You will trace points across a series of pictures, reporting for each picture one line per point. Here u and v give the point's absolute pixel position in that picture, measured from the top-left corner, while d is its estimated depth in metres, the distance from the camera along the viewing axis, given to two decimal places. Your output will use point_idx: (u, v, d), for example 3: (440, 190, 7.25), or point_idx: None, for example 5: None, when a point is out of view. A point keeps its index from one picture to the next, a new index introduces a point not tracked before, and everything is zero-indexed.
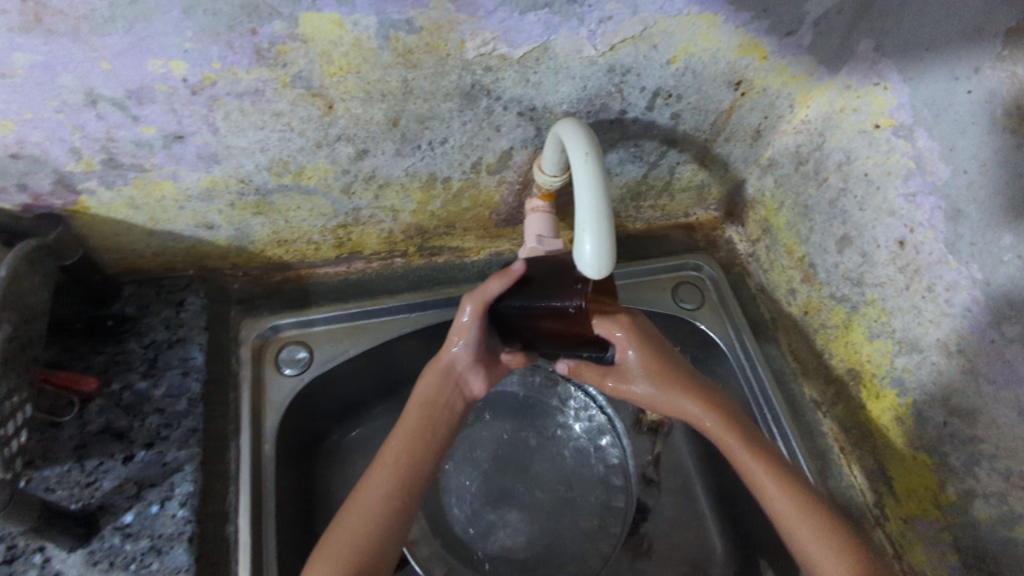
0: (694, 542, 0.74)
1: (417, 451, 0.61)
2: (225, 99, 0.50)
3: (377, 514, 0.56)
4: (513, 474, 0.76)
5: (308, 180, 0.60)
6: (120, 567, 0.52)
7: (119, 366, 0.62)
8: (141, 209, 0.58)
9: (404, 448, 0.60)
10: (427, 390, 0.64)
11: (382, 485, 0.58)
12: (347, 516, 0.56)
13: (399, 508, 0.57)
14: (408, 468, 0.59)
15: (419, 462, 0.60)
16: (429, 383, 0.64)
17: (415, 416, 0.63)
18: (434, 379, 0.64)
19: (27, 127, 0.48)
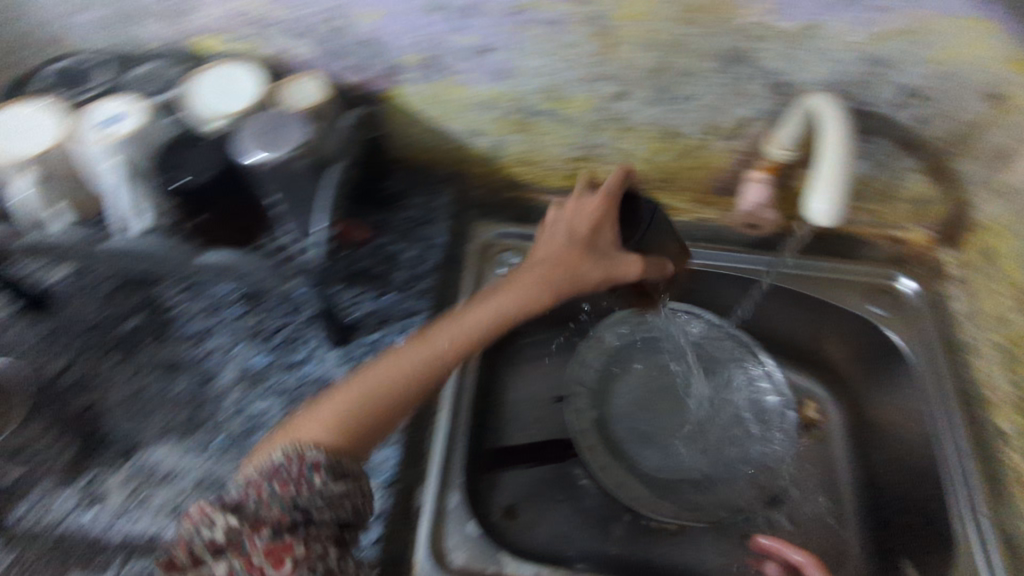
0: (835, 537, 0.77)
1: (466, 339, 0.53)
2: (534, 25, 0.61)
3: (387, 388, 0.50)
4: (676, 418, 0.77)
5: (569, 109, 0.70)
6: (359, 372, 0.64)
7: (383, 228, 0.76)
8: (434, 107, 0.72)
9: (478, 317, 0.54)
10: (535, 298, 0.57)
11: (418, 348, 0.52)
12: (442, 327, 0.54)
13: (442, 373, 0.52)
14: (479, 327, 0.54)
15: (476, 334, 0.54)
16: (532, 283, 0.57)
17: (506, 289, 0.57)
18: (539, 279, 0.57)
19: (390, 19, 0.62)
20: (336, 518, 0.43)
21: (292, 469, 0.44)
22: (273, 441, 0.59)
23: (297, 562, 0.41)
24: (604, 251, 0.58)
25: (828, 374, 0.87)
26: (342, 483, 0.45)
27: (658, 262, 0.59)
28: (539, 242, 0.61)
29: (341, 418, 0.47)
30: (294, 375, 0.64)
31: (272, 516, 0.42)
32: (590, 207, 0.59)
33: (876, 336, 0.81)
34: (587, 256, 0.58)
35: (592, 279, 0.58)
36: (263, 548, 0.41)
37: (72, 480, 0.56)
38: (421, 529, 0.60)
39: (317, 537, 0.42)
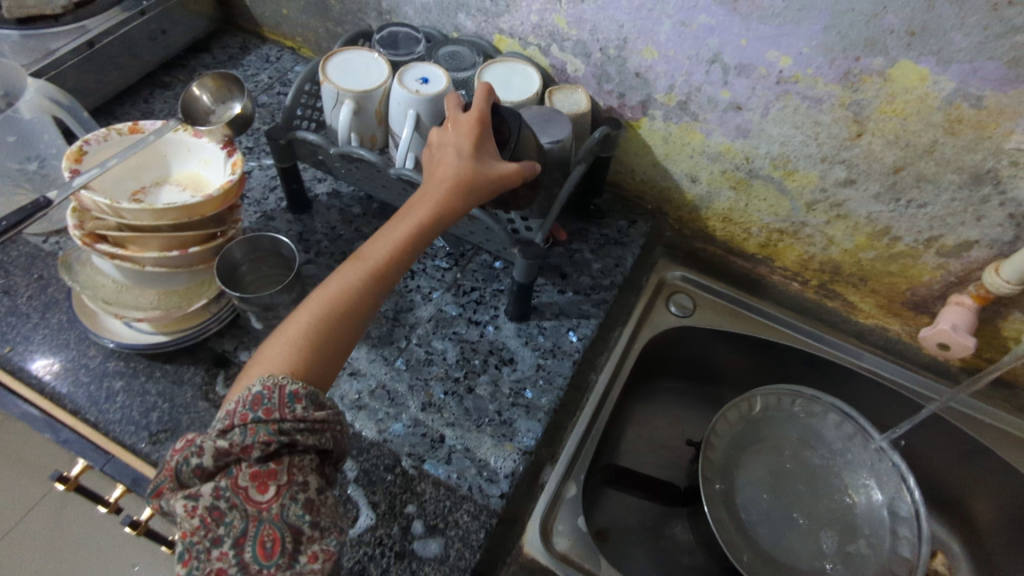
0: None
1: (399, 244, 0.51)
2: (793, 96, 0.66)
3: (337, 309, 0.48)
4: (788, 496, 0.75)
5: (792, 182, 0.73)
6: (531, 347, 0.71)
7: (580, 237, 0.83)
8: (666, 144, 0.78)
9: (383, 241, 0.51)
10: (422, 212, 0.52)
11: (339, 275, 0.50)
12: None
13: (373, 293, 0.50)
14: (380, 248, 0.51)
15: (407, 251, 0.52)
16: (431, 193, 0.53)
17: (402, 212, 0.53)
18: (431, 197, 0.53)
19: (662, 60, 0.70)
20: (316, 445, 0.44)
21: (273, 396, 0.43)
22: (443, 381, 0.67)
23: (280, 488, 0.42)
24: (472, 162, 0.55)
25: (965, 529, 0.80)
26: (320, 413, 0.45)
27: (514, 168, 0.56)
28: (428, 163, 0.57)
29: (305, 337, 0.47)
30: (473, 331, 0.72)
31: (258, 442, 0.42)
32: (455, 129, 0.57)
33: None
34: (463, 169, 0.54)
35: (472, 181, 0.54)
36: (250, 471, 0.42)
37: None
38: (541, 501, 0.65)
39: (299, 469, 0.43)
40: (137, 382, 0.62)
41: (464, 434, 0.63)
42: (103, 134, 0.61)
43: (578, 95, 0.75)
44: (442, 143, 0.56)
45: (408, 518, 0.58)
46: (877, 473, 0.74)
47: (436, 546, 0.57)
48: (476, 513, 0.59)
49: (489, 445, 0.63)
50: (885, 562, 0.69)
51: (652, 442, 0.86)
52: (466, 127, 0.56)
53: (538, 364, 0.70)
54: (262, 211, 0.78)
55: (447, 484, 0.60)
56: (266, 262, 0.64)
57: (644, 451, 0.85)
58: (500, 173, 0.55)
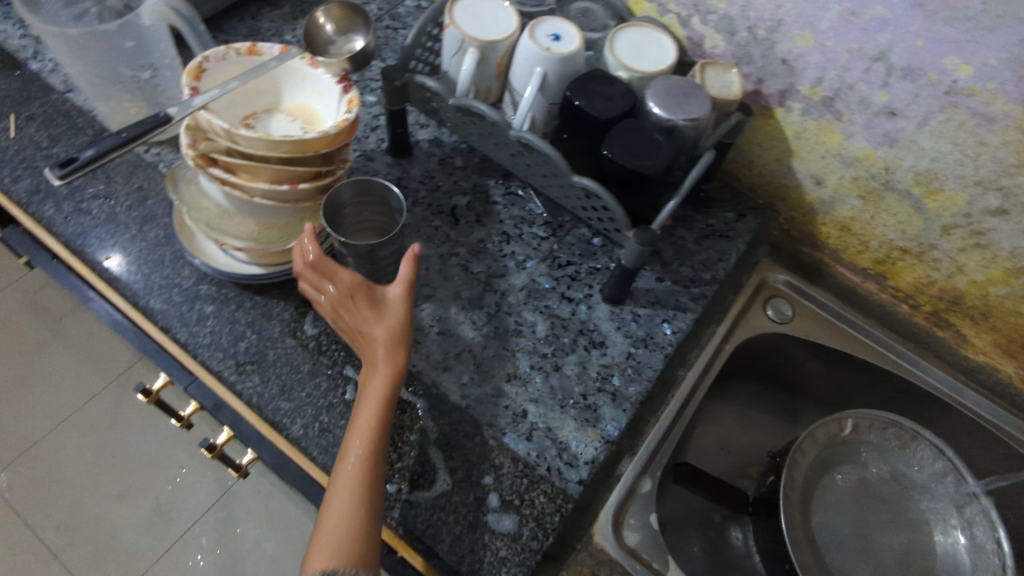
0: None
1: (361, 454, 0.50)
2: (960, 110, 0.60)
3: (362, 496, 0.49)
4: (862, 524, 0.72)
5: (932, 202, 0.68)
6: (623, 333, 0.68)
7: (685, 223, 0.79)
8: (799, 140, 0.73)
9: (340, 480, 0.50)
10: (377, 387, 0.53)
11: (328, 513, 0.48)
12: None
13: (382, 431, 0.51)
14: (347, 470, 0.50)
15: (373, 435, 0.51)
16: (375, 393, 0.52)
17: (344, 449, 0.51)
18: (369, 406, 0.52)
19: (816, 49, 0.65)
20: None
21: None
22: (531, 355, 0.65)
23: None
24: (386, 341, 0.54)
25: None
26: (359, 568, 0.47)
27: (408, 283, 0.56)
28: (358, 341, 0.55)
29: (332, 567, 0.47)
30: (564, 307, 0.69)
31: None
32: (351, 301, 0.54)
33: None
34: (382, 346, 0.53)
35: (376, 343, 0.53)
36: None
37: None
38: (615, 491, 0.63)
39: None
40: (228, 311, 0.62)
41: (547, 412, 0.61)
42: (222, 53, 0.59)
43: (731, 78, 0.68)
44: (319, 289, 0.56)
45: (484, 489, 0.56)
46: (964, 518, 0.70)
47: (510, 522, 0.55)
48: (552, 495, 0.57)
49: (572, 428, 0.61)
50: None
51: (718, 445, 0.82)
52: (360, 336, 0.55)
53: (629, 352, 0.67)
54: (362, 152, 0.76)
55: (525, 461, 0.58)
56: (370, 209, 0.62)
57: (711, 452, 0.82)
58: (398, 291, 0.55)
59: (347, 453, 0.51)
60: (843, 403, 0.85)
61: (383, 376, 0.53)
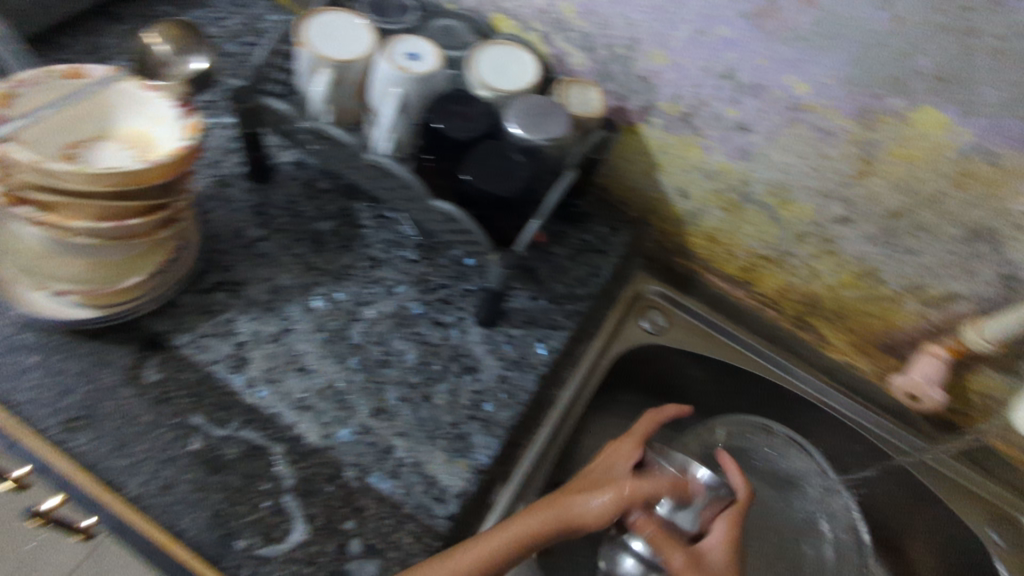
0: None
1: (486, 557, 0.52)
2: (804, 125, 0.62)
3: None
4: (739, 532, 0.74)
5: (786, 212, 0.71)
6: (496, 356, 0.67)
7: (559, 240, 0.79)
8: (663, 154, 0.74)
9: (449, 565, 0.51)
10: (546, 512, 0.56)
11: None
12: (743, 530, 0.63)
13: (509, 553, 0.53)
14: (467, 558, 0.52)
15: (510, 548, 0.53)
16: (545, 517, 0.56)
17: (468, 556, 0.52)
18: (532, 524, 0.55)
19: (671, 67, 0.65)
20: None
21: None
22: (399, 387, 0.62)
23: None
24: (604, 505, 0.58)
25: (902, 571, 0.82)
26: None
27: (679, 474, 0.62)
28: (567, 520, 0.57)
29: None
30: (435, 333, 0.67)
31: None
32: (599, 498, 0.58)
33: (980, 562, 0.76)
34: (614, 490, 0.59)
35: (593, 524, 0.57)
36: None
37: (226, 335, 0.61)
38: (488, 521, 0.61)
39: None
40: (54, 361, 0.56)
41: (416, 446, 0.59)
42: (36, 77, 0.55)
43: (591, 96, 0.68)
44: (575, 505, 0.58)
45: (345, 536, 0.53)
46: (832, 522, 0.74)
47: (374, 569, 0.53)
48: (420, 534, 0.55)
49: (442, 460, 0.59)
50: None
51: (605, 457, 0.83)
52: (600, 508, 0.58)
53: (502, 376, 0.66)
54: (217, 176, 0.71)
55: (392, 500, 0.56)
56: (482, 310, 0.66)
57: (599, 466, 0.82)
58: (680, 557, 0.59)
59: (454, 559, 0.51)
60: (722, 405, 0.88)
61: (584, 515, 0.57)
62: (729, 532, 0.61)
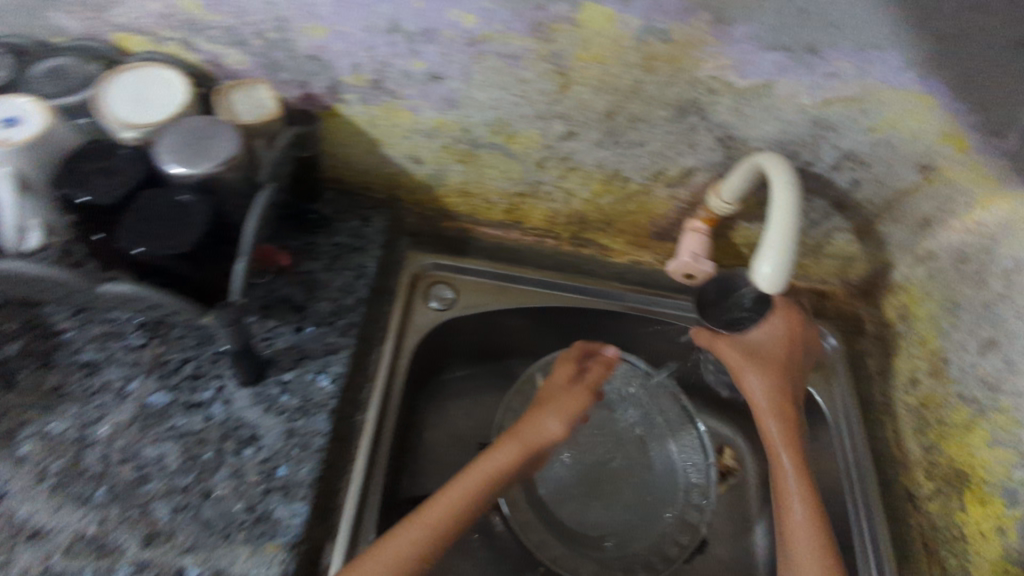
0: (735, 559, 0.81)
1: (466, 495, 0.63)
2: (489, 57, 0.58)
3: (439, 529, 0.60)
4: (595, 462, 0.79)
5: (515, 145, 0.68)
6: (274, 413, 0.60)
7: (308, 254, 0.71)
8: (376, 128, 0.67)
9: (438, 508, 0.61)
10: (505, 456, 0.66)
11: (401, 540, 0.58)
12: (803, 325, 0.73)
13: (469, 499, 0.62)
14: (445, 503, 0.62)
15: (473, 497, 0.63)
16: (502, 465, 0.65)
17: (449, 493, 0.62)
18: (494, 468, 0.65)
19: (333, 37, 0.57)
20: None
21: None
22: (169, 497, 0.54)
23: None
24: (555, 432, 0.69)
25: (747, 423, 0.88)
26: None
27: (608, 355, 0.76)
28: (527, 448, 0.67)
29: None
30: (194, 418, 0.58)
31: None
32: (568, 412, 0.70)
33: None
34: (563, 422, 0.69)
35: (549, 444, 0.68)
36: None
37: None
38: None
39: None
40: None
41: (209, 555, 0.52)
42: None
43: (262, 94, 0.58)
44: (537, 417, 0.69)
45: None
46: (667, 419, 0.81)
47: None
48: None
49: (246, 556, 0.52)
50: (683, 495, 0.77)
51: (450, 440, 0.82)
52: (553, 428, 0.69)
53: (289, 430, 0.59)
54: None
55: None
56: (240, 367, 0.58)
57: (445, 452, 0.81)
58: (726, 346, 0.74)
59: (451, 488, 0.63)
60: (543, 346, 0.88)
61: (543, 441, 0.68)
62: (785, 322, 0.73)
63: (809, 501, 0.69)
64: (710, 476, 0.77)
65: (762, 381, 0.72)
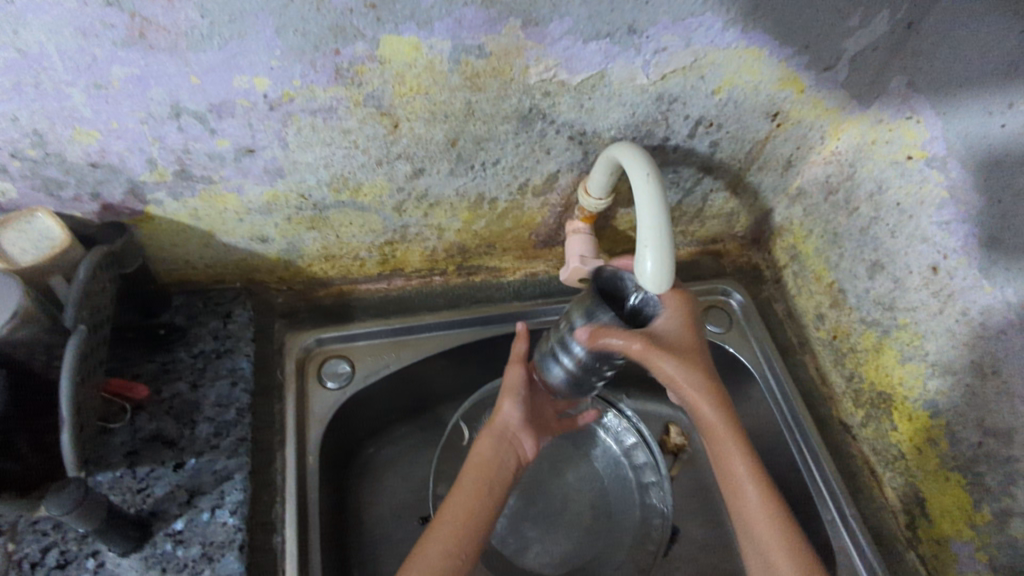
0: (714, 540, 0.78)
1: (472, 493, 0.60)
2: (300, 116, 0.52)
3: (465, 531, 0.57)
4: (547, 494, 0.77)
5: (364, 197, 0.62)
6: (172, 572, 0.52)
7: (168, 375, 0.63)
8: (202, 220, 0.60)
9: (460, 506, 0.59)
10: (482, 452, 0.63)
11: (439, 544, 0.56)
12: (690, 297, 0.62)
13: (482, 501, 0.59)
14: (463, 504, 0.59)
15: (478, 499, 0.59)
16: (482, 461, 0.62)
17: (461, 494, 0.60)
18: (477, 472, 0.61)
19: (110, 137, 0.49)
20: None
21: None
22: None
23: None
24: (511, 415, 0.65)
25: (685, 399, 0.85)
26: None
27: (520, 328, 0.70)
28: (497, 438, 0.64)
29: None
30: None
31: None
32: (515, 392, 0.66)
33: (719, 354, 0.83)
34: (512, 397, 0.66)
35: (517, 422, 0.65)
36: None
37: None
38: None
39: None
40: None
41: None
42: None
43: (42, 223, 0.52)
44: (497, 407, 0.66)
45: None
46: (606, 425, 0.79)
47: None
48: None
49: None
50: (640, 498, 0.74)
51: (393, 513, 0.75)
52: (511, 411, 0.65)
53: None
54: None
55: None
56: (121, 529, 0.50)
57: (393, 531, 0.73)
58: (636, 342, 0.58)
59: (468, 476, 0.61)
60: (464, 385, 0.82)
61: (511, 421, 0.65)
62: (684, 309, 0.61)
63: (760, 482, 0.59)
64: (663, 471, 0.73)
65: (680, 367, 0.59)
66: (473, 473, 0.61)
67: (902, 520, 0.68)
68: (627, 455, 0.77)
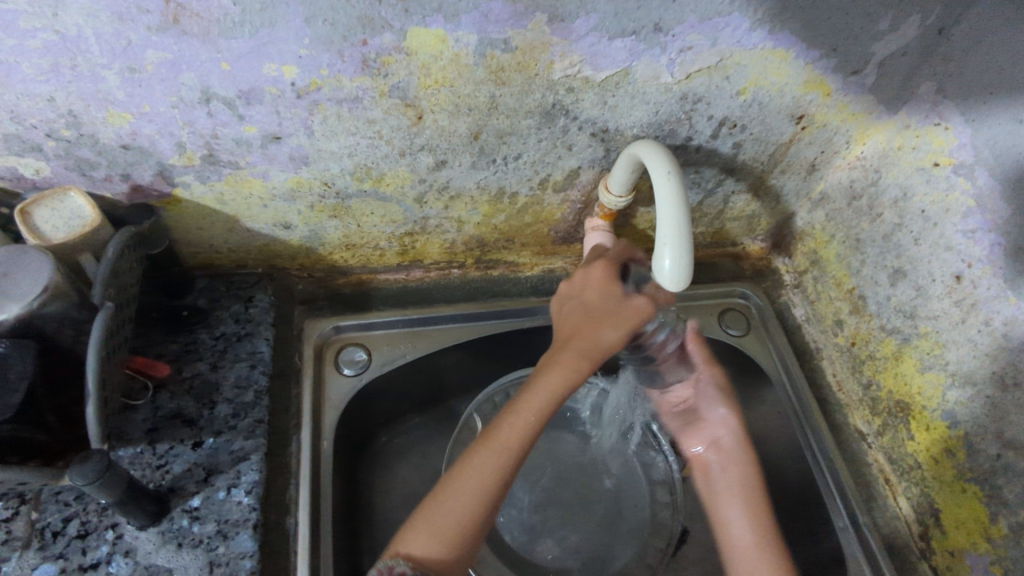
0: None
1: (546, 413, 0.59)
2: (326, 105, 0.52)
3: (506, 473, 0.56)
4: (558, 489, 0.77)
5: (386, 187, 0.63)
6: (188, 547, 0.54)
7: (189, 355, 0.64)
8: (228, 204, 0.61)
9: (518, 431, 0.58)
10: (572, 366, 0.61)
11: (481, 471, 0.56)
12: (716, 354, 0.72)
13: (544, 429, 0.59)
14: (523, 433, 0.58)
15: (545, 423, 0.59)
16: (568, 379, 0.60)
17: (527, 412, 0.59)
18: (559, 383, 0.60)
19: (142, 120, 0.50)
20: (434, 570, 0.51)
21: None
22: None
23: None
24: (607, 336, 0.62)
25: None
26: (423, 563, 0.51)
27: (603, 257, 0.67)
28: (586, 349, 0.62)
29: (454, 528, 0.53)
30: None
31: None
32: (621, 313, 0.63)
33: (735, 356, 0.83)
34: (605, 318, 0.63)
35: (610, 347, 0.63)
36: None
37: None
38: None
39: None
40: None
41: None
42: None
43: (74, 202, 0.54)
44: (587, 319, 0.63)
45: None
46: (620, 423, 0.79)
47: None
48: None
49: None
50: (651, 496, 0.76)
51: (404, 501, 0.75)
52: (606, 331, 0.63)
53: (210, 561, 0.53)
54: None
55: None
56: (140, 502, 0.51)
57: (404, 519, 0.74)
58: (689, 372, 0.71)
59: (548, 382, 0.60)
60: (479, 379, 0.82)
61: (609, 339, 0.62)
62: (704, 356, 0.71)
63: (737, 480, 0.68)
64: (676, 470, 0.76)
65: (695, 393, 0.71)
66: (554, 389, 0.60)
67: (915, 531, 0.67)
68: (639, 454, 0.78)
